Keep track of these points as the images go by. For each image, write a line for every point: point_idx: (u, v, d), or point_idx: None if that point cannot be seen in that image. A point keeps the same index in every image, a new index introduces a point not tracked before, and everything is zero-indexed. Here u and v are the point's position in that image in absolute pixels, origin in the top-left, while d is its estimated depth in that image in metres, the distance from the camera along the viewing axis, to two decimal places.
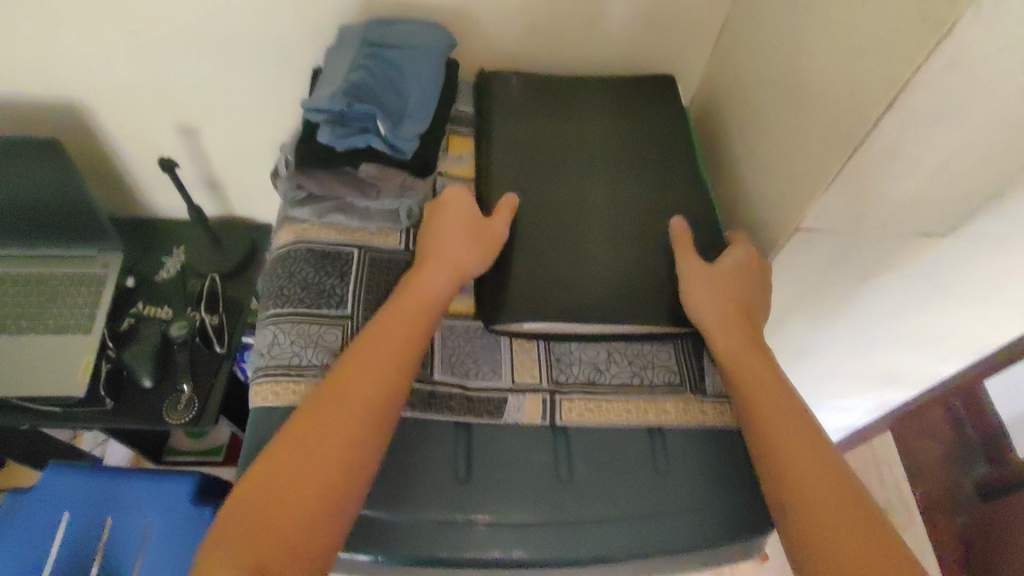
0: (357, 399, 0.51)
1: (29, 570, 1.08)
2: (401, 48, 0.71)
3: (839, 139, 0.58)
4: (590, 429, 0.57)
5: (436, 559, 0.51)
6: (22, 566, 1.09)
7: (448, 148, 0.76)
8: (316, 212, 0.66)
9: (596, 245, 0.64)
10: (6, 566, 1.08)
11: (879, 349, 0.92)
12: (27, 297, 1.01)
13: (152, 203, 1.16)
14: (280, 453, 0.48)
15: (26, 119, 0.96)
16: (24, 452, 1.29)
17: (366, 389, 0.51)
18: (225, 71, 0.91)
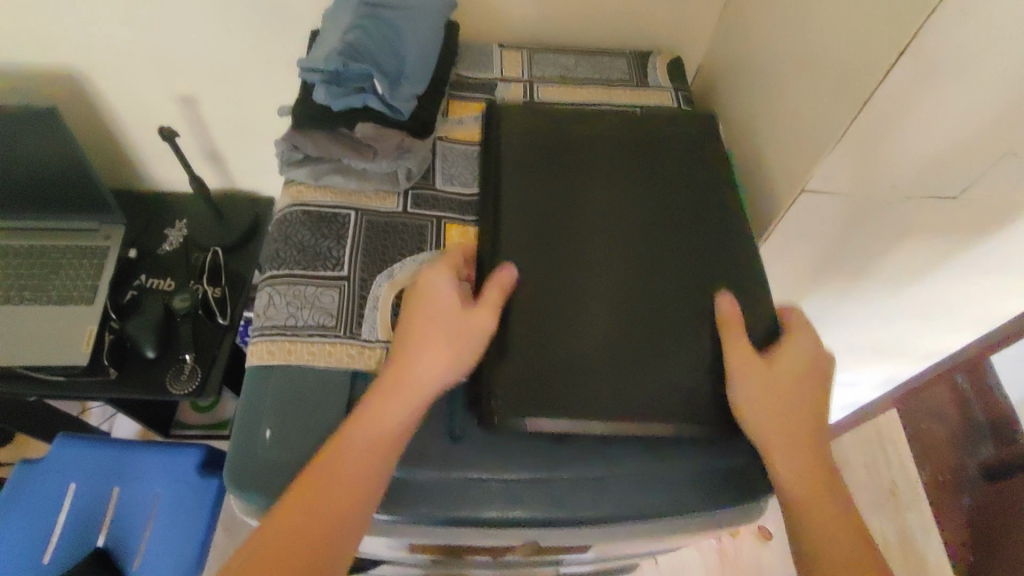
0: (368, 440, 0.49)
1: (38, 538, 1.10)
2: (400, 9, 0.70)
3: (846, 96, 0.57)
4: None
5: (431, 517, 0.51)
6: (31, 534, 1.10)
7: (448, 112, 0.74)
8: (313, 173, 0.65)
9: (599, 235, 0.59)
10: (15, 534, 1.10)
11: (886, 322, 0.90)
12: (30, 269, 1.02)
13: (155, 176, 1.16)
14: (299, 486, 0.47)
15: (25, 88, 0.96)
16: (32, 424, 1.31)
17: (377, 430, 0.49)
18: (221, 38, 0.89)
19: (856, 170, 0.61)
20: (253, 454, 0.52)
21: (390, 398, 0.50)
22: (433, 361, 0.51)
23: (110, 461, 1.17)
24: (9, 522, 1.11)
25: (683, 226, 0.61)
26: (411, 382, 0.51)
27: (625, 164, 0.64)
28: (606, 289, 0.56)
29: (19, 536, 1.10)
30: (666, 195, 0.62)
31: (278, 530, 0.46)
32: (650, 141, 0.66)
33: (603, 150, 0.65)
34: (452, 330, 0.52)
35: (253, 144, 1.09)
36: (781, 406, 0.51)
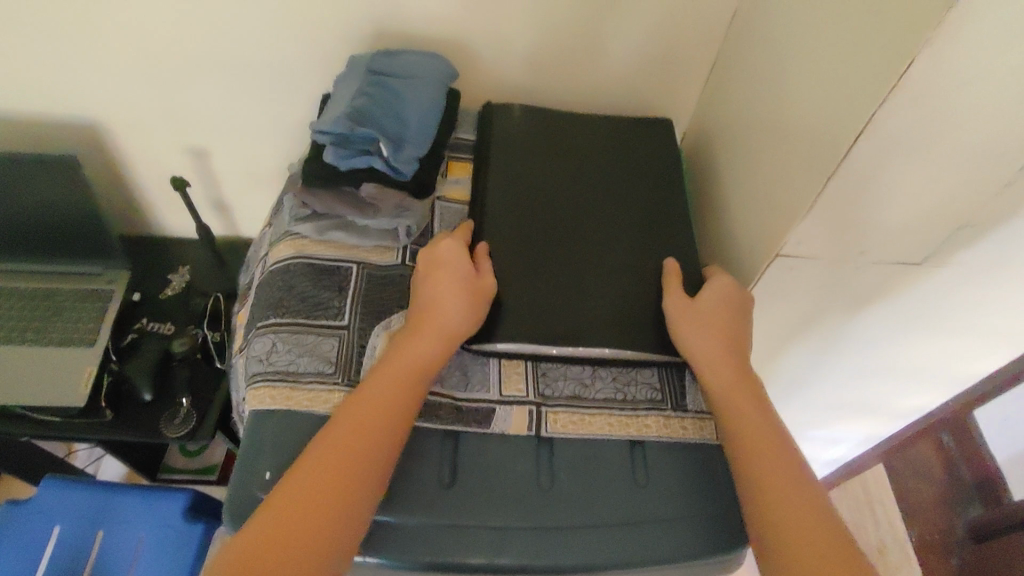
0: (393, 373, 0.56)
1: None
2: (405, 78, 0.75)
3: (814, 169, 0.61)
4: (574, 442, 0.59)
5: (419, 562, 0.52)
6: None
7: (447, 172, 0.79)
8: (318, 228, 0.69)
9: (585, 297, 0.65)
10: None
11: (865, 380, 0.93)
12: (34, 310, 1.04)
13: (162, 222, 1.20)
14: (265, 525, 0.47)
15: (47, 136, 1.01)
16: (19, 465, 1.30)
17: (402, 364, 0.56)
18: (237, 95, 0.95)
19: (825, 235, 0.66)
20: (250, 497, 0.54)
21: (412, 342, 0.58)
22: (455, 307, 0.59)
23: (95, 504, 1.16)
24: None
25: (648, 287, 0.67)
26: (433, 327, 0.58)
27: (598, 224, 0.72)
28: (578, 340, 0.62)
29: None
30: (632, 257, 0.69)
31: (281, 507, 0.48)
32: (621, 201, 0.75)
33: (579, 210, 0.73)
34: (467, 282, 0.61)
35: (259, 194, 1.14)
36: (717, 371, 0.59)
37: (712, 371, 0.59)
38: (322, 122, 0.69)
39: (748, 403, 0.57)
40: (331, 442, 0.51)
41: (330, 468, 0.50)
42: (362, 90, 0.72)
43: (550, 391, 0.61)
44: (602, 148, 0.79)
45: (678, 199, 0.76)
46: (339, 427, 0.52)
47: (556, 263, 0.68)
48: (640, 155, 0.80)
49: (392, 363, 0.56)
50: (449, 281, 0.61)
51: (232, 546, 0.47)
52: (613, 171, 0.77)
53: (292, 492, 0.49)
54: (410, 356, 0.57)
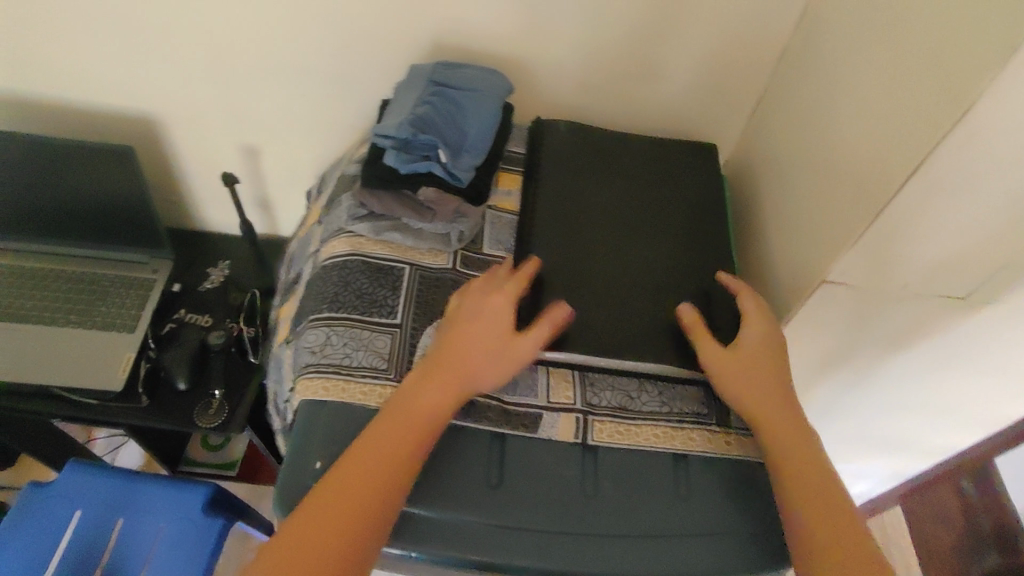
0: (398, 429, 0.54)
1: (37, 562, 1.09)
2: (464, 89, 0.78)
3: (863, 202, 0.62)
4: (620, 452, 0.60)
5: (463, 560, 0.53)
6: (31, 557, 1.10)
7: (498, 184, 0.81)
8: (374, 228, 0.70)
9: (631, 312, 0.66)
10: (16, 557, 1.10)
11: (897, 415, 0.93)
12: (79, 294, 1.07)
13: (207, 217, 1.23)
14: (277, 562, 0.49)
15: (110, 127, 1.05)
16: (45, 447, 1.32)
17: (410, 419, 0.55)
18: (292, 99, 0.98)
19: (870, 268, 0.66)
20: (302, 484, 0.56)
21: (424, 393, 0.56)
22: (472, 368, 0.57)
23: (117, 491, 1.17)
24: (12, 545, 1.11)
25: (693, 306, 0.68)
26: (447, 382, 0.57)
27: (646, 242, 0.73)
28: (625, 354, 0.63)
29: (20, 556, 1.10)
30: (678, 277, 0.70)
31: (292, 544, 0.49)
32: (670, 222, 0.76)
33: (627, 228, 0.74)
34: (492, 341, 0.59)
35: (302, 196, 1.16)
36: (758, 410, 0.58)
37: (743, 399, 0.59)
38: (385, 126, 0.71)
39: (795, 442, 0.57)
40: (331, 491, 0.51)
41: (332, 516, 0.50)
42: (424, 98, 0.74)
43: (597, 400, 0.62)
44: (651, 170, 0.81)
45: (723, 223, 0.77)
46: (341, 475, 0.52)
47: (603, 277, 0.69)
48: (688, 178, 0.81)
49: (398, 417, 0.55)
50: (473, 337, 0.59)
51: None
52: (660, 191, 0.79)
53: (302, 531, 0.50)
54: (421, 402, 0.55)
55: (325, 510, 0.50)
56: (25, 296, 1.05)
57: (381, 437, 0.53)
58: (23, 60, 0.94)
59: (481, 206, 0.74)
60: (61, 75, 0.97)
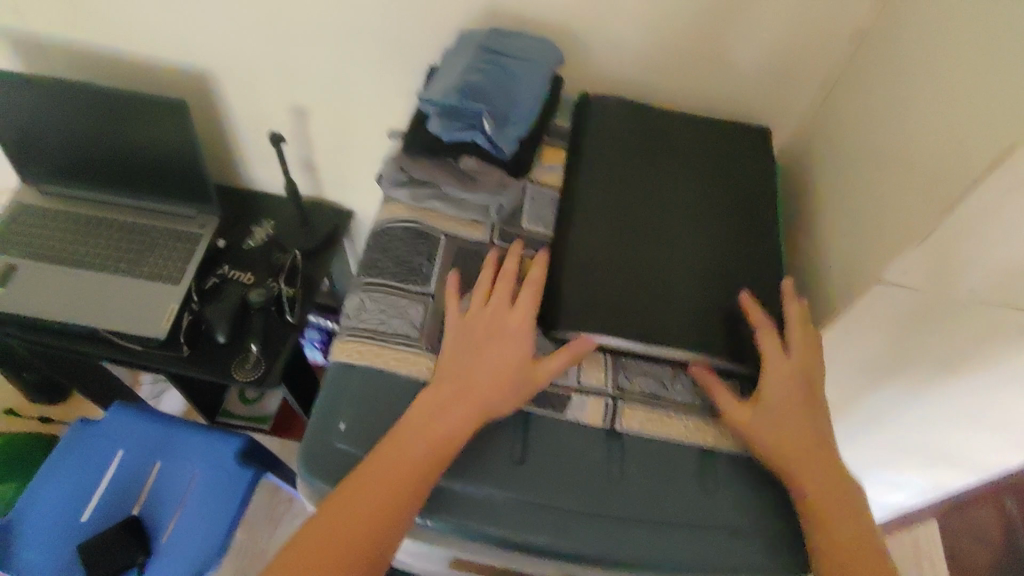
0: (420, 454, 0.52)
1: (81, 494, 1.16)
2: (517, 58, 0.76)
3: (931, 197, 0.58)
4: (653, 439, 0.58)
5: (481, 534, 0.53)
6: (76, 489, 1.16)
7: (541, 158, 0.79)
8: (415, 195, 0.70)
9: (669, 297, 0.64)
10: (63, 487, 1.16)
11: (945, 427, 0.89)
12: (130, 243, 1.10)
13: (255, 176, 1.25)
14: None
15: (167, 81, 1.07)
16: (94, 386, 1.39)
17: (432, 444, 0.53)
18: (343, 61, 0.98)
19: (933, 269, 0.62)
20: (328, 444, 0.56)
21: (449, 416, 0.54)
22: (504, 394, 0.56)
23: (157, 435, 1.22)
24: (58, 476, 1.17)
25: (735, 298, 0.65)
26: (473, 407, 0.55)
27: (691, 227, 0.70)
28: (659, 340, 0.61)
29: (66, 487, 1.16)
30: (722, 265, 0.68)
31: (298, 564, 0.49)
32: (717, 208, 0.72)
33: (671, 212, 0.71)
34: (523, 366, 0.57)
35: (347, 159, 1.17)
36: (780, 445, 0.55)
37: (763, 433, 0.56)
38: (432, 91, 0.72)
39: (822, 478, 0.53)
40: (344, 514, 0.50)
41: (343, 535, 0.49)
42: (476, 64, 0.73)
43: (629, 386, 0.61)
44: (702, 155, 0.77)
45: (775, 213, 0.74)
46: (355, 497, 0.50)
47: (643, 257, 0.67)
48: (740, 165, 0.77)
49: (423, 439, 0.53)
50: (506, 361, 0.57)
51: None
52: (710, 175, 0.75)
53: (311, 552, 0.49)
54: (439, 425, 0.53)
55: (335, 529, 0.50)
56: (83, 242, 1.10)
57: (419, 446, 0.52)
58: (88, 9, 0.96)
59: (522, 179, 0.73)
60: (123, 27, 0.99)
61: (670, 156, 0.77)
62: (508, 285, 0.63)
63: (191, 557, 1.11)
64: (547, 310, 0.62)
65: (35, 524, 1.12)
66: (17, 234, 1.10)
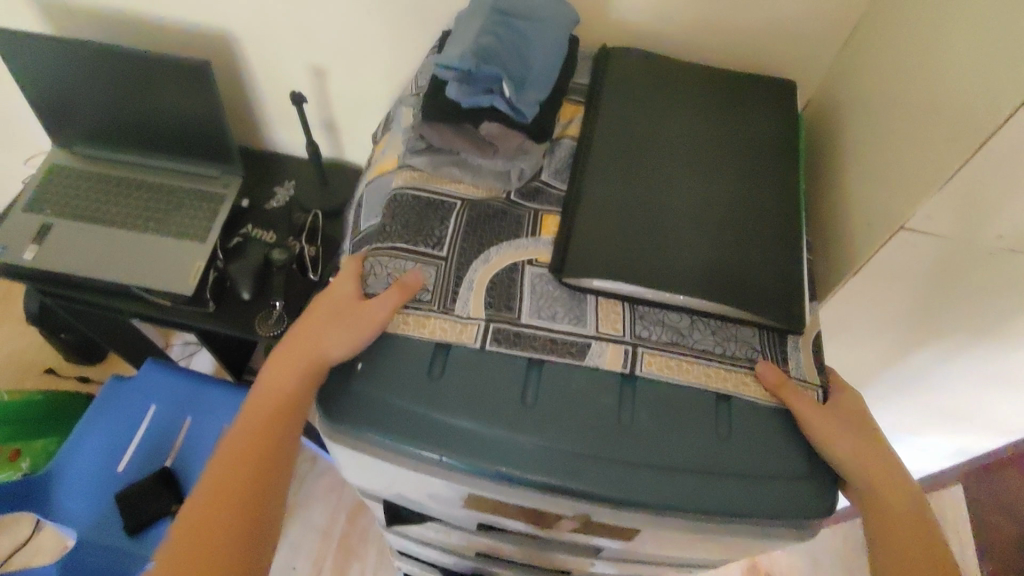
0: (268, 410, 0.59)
1: (118, 447, 1.21)
2: (528, 20, 0.75)
3: (960, 138, 0.56)
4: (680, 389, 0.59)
5: (495, 473, 0.54)
6: (113, 442, 1.22)
7: (561, 117, 0.77)
8: (433, 161, 0.71)
9: (679, 243, 0.64)
10: (100, 439, 1.22)
11: (971, 387, 0.87)
12: (157, 203, 1.13)
13: (276, 139, 1.26)
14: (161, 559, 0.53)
15: (188, 42, 1.08)
16: (126, 346, 1.44)
17: (277, 401, 0.59)
18: (360, 17, 0.97)
19: (961, 215, 0.61)
20: (347, 387, 0.58)
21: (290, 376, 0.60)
22: (331, 344, 0.59)
23: (187, 392, 1.26)
24: (95, 429, 1.23)
25: (750, 247, 0.65)
26: (311, 362, 0.59)
27: (704, 174, 0.70)
28: (673, 287, 0.61)
29: (103, 440, 1.21)
30: (737, 213, 0.67)
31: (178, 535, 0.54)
32: (733, 156, 0.71)
33: (685, 159, 0.71)
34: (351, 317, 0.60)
35: (366, 120, 1.17)
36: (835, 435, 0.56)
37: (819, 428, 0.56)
38: (447, 56, 0.70)
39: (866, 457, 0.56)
40: (214, 480, 0.57)
41: (216, 498, 0.56)
42: (488, 27, 0.72)
43: (646, 334, 0.61)
44: (719, 105, 0.76)
45: (795, 162, 0.73)
46: (221, 463, 0.58)
47: (653, 203, 0.67)
48: (758, 114, 0.76)
49: (271, 400, 0.60)
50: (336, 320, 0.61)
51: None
52: (726, 124, 0.74)
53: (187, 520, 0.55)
54: (279, 385, 0.60)
55: (206, 495, 0.56)
56: (113, 203, 1.13)
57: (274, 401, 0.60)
58: None
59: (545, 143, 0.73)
60: None
61: (687, 107, 0.75)
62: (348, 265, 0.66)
63: None
64: (558, 255, 0.64)
65: (73, 474, 1.18)
66: (50, 196, 1.13)
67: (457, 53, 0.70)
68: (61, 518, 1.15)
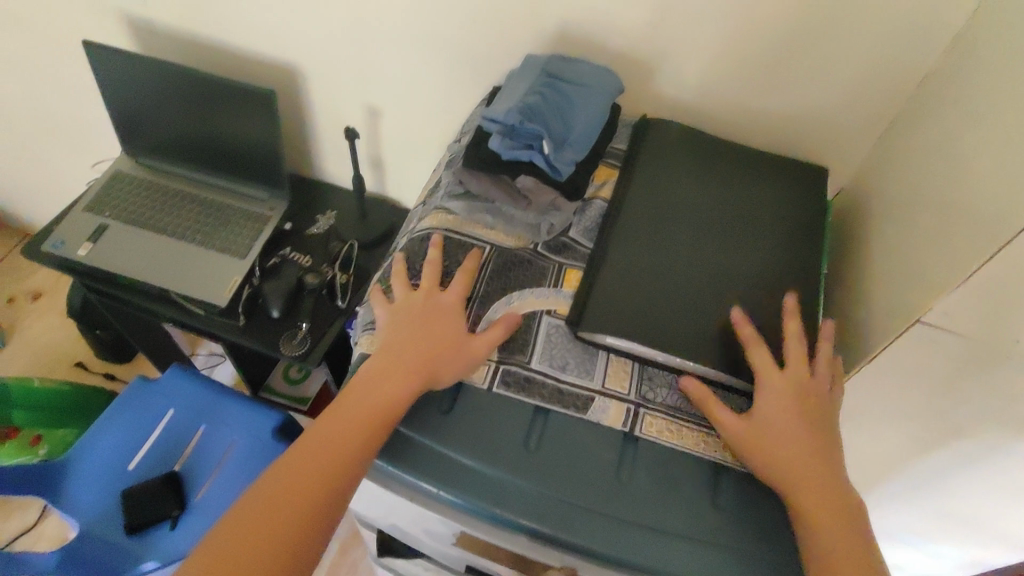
0: (365, 413, 0.58)
1: (131, 447, 1.24)
2: (574, 87, 0.80)
3: (980, 237, 0.57)
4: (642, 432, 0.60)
5: (486, 512, 0.55)
6: (127, 442, 1.25)
7: (594, 178, 0.80)
8: (467, 208, 0.74)
9: (698, 310, 0.66)
10: (115, 438, 1.25)
11: (985, 496, 0.84)
12: (206, 217, 1.20)
13: (325, 169, 1.33)
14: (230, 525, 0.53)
15: (259, 73, 1.17)
16: (154, 349, 1.49)
17: (374, 405, 0.58)
18: (418, 66, 1.04)
19: (978, 315, 0.61)
20: None
21: (393, 382, 0.59)
22: (443, 364, 0.60)
23: (208, 400, 1.30)
24: (113, 427, 1.26)
25: (762, 319, 0.66)
26: (416, 374, 0.59)
27: (729, 246, 0.72)
28: (684, 352, 0.62)
29: (118, 439, 1.25)
30: (758, 287, 0.68)
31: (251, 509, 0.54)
32: (759, 231, 0.73)
33: (712, 229, 0.73)
34: (460, 339, 0.62)
35: (411, 161, 1.23)
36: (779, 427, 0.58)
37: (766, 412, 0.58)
38: (494, 111, 0.75)
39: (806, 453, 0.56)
40: (304, 460, 0.56)
41: (302, 482, 0.55)
42: (536, 89, 0.77)
43: (651, 395, 0.62)
44: (737, 177, 0.79)
45: (819, 245, 0.74)
46: (311, 450, 0.57)
47: (676, 269, 0.69)
48: (783, 190, 0.78)
49: (366, 400, 0.58)
50: (445, 337, 0.62)
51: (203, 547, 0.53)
52: (756, 199, 0.77)
53: (267, 497, 0.54)
54: (382, 391, 0.59)
55: (292, 474, 0.55)
56: (166, 212, 1.20)
57: (373, 403, 0.58)
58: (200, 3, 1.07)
59: (578, 201, 0.76)
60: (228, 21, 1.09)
61: (713, 177, 0.78)
62: (439, 267, 0.68)
63: None
64: (576, 307, 0.65)
65: (88, 468, 1.22)
66: (109, 199, 1.21)
67: (504, 109, 0.75)
68: (69, 511, 1.17)
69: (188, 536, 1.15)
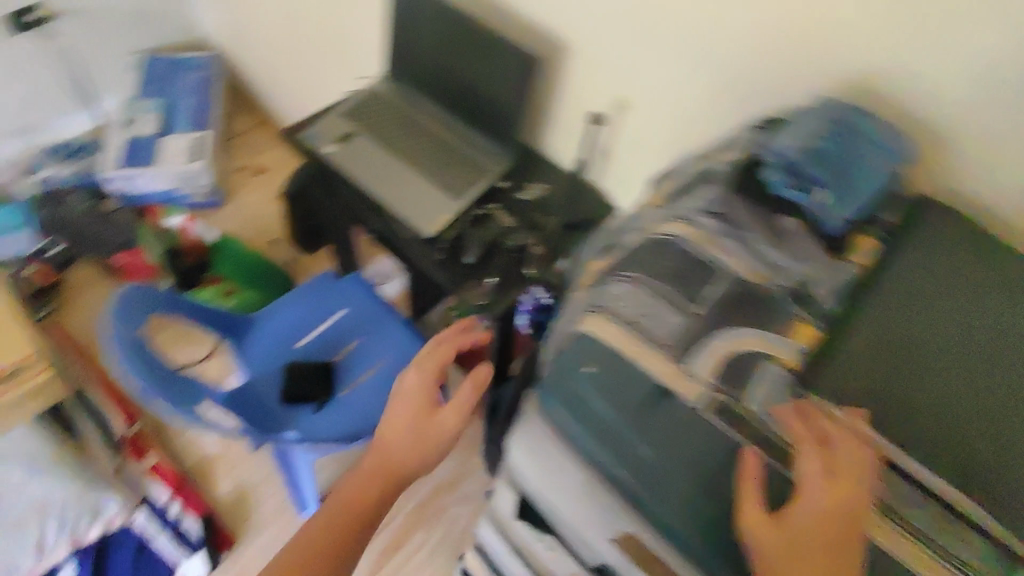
0: (376, 476, 0.84)
1: (304, 328, 1.38)
2: (868, 143, 0.77)
3: None
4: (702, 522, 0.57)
5: (665, 523, 0.56)
6: (302, 322, 1.38)
7: (855, 239, 0.75)
8: (721, 229, 0.72)
9: (946, 412, 0.59)
10: (294, 315, 1.39)
11: None
12: (438, 152, 1.29)
13: (552, 142, 1.35)
14: (329, 511, 0.84)
15: (528, 37, 1.22)
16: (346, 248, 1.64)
17: (379, 471, 0.84)
18: (688, 75, 1.05)
19: None
20: (571, 372, 0.63)
21: (399, 439, 0.84)
22: (408, 441, 0.84)
23: (375, 311, 1.41)
24: (294, 305, 1.40)
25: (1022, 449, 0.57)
26: (421, 442, 0.84)
27: (1005, 358, 0.63)
28: (916, 448, 0.57)
29: (297, 317, 1.39)
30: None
31: (335, 509, 0.84)
32: None
33: (987, 335, 0.65)
34: (422, 417, 0.85)
35: (636, 161, 1.23)
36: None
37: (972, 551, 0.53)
38: (779, 145, 0.75)
39: None
40: (366, 477, 0.84)
41: (361, 489, 0.84)
42: (828, 135, 0.76)
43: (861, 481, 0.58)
44: (1001, 264, 0.71)
45: None
46: (375, 457, 0.85)
47: (929, 360, 0.63)
48: None
49: (382, 456, 0.84)
50: (444, 420, 0.85)
51: (313, 522, 0.85)
52: None
53: (332, 510, 0.85)
54: (383, 456, 0.84)
55: (343, 501, 0.85)
56: (406, 139, 1.30)
57: (389, 451, 0.84)
58: None
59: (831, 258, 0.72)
60: None
61: (984, 264, 0.71)
62: (458, 401, 0.87)
63: (358, 419, 1.25)
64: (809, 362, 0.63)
65: (270, 329, 1.38)
66: (365, 112, 1.34)
67: (789, 146, 0.75)
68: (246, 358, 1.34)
69: (325, 422, 1.25)
